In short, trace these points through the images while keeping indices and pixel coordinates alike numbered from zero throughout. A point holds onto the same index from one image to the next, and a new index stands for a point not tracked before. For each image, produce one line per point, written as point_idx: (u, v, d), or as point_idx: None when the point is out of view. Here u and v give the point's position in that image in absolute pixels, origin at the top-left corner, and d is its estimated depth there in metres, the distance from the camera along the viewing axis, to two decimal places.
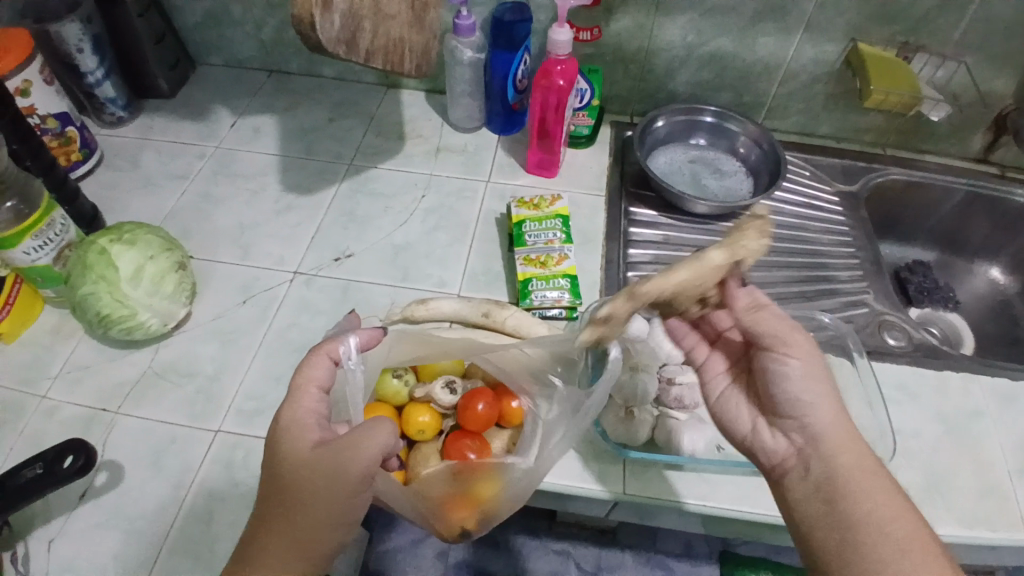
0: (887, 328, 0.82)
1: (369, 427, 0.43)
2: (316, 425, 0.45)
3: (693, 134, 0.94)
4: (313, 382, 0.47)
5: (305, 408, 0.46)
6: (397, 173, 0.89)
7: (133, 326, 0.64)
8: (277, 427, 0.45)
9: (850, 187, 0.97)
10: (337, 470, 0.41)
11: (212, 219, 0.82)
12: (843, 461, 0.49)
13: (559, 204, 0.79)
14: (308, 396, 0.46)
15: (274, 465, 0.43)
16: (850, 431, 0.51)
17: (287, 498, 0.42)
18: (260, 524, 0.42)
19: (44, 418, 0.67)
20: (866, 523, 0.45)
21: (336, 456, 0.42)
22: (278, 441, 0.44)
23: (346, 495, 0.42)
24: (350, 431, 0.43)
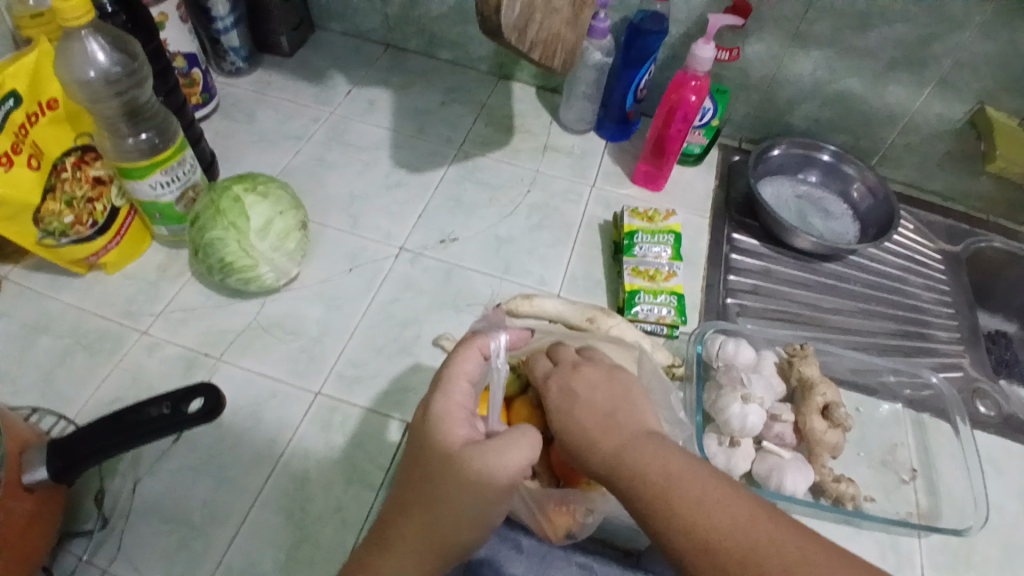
0: (981, 396, 0.80)
1: (517, 435, 0.43)
2: (464, 421, 0.44)
3: (805, 170, 0.93)
4: (464, 375, 0.46)
5: (454, 401, 0.45)
6: (505, 166, 0.88)
7: (252, 277, 0.65)
8: (427, 416, 0.44)
9: (953, 248, 0.95)
10: (484, 475, 0.41)
11: (324, 184, 0.83)
12: (646, 474, 0.42)
13: (673, 220, 0.77)
14: (459, 389, 0.45)
15: (422, 454, 0.43)
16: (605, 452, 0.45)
17: (429, 490, 0.41)
18: (399, 509, 0.42)
19: (146, 352, 0.68)
20: (685, 494, 0.40)
21: (485, 457, 0.41)
22: (426, 431, 0.44)
23: (488, 498, 0.41)
24: (500, 436, 0.43)
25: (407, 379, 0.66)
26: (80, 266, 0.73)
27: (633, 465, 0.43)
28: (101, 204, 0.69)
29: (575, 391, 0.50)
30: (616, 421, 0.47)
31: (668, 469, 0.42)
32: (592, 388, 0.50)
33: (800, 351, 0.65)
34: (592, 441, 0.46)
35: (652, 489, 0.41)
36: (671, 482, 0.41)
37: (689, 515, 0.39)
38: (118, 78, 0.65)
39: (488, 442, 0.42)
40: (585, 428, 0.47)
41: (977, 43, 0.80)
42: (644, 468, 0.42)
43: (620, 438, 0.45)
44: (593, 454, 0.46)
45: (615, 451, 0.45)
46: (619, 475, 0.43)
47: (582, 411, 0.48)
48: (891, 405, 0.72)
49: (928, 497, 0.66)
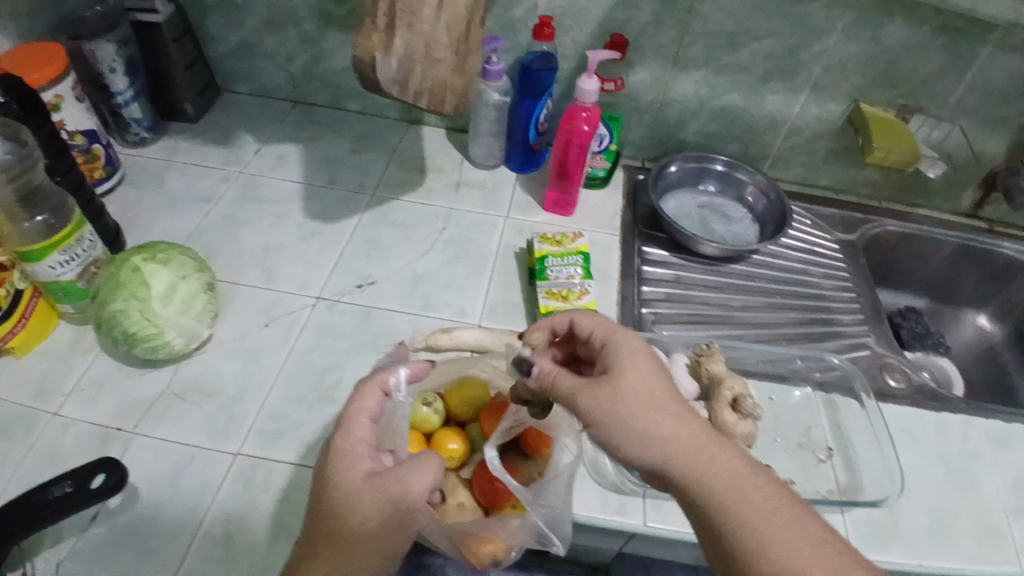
0: (889, 370, 0.85)
1: (418, 461, 0.44)
2: (366, 454, 0.46)
3: (703, 180, 0.99)
4: (365, 412, 0.47)
5: (357, 438, 0.46)
6: (417, 205, 0.91)
7: (159, 344, 0.64)
8: (331, 454, 0.45)
9: (848, 237, 1.02)
10: (387, 503, 0.42)
11: (238, 241, 0.83)
12: (726, 476, 0.45)
13: (581, 241, 0.81)
14: (360, 426, 0.47)
15: (323, 490, 0.44)
16: (686, 440, 0.47)
17: (331, 528, 0.43)
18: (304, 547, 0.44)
19: (58, 433, 0.66)
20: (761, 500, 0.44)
21: (383, 491, 0.43)
22: (328, 469, 0.45)
23: (393, 525, 0.43)
24: (402, 465, 0.44)
25: (331, 426, 0.66)
26: None
27: (693, 466, 0.46)
28: (4, 288, 0.68)
29: (619, 380, 0.50)
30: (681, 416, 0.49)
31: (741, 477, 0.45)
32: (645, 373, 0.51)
33: (706, 351, 0.69)
34: (651, 432, 0.47)
35: (715, 490, 0.45)
36: (739, 484, 0.45)
37: (745, 516, 0.43)
38: (9, 165, 0.64)
39: (390, 471, 0.44)
40: (642, 405, 0.48)
41: (839, 46, 0.87)
42: (724, 471, 0.45)
43: (678, 436, 0.47)
44: (649, 445, 0.47)
45: (675, 446, 0.47)
46: (677, 468, 0.46)
47: (632, 397, 0.49)
48: (802, 389, 0.77)
49: (846, 473, 0.70)
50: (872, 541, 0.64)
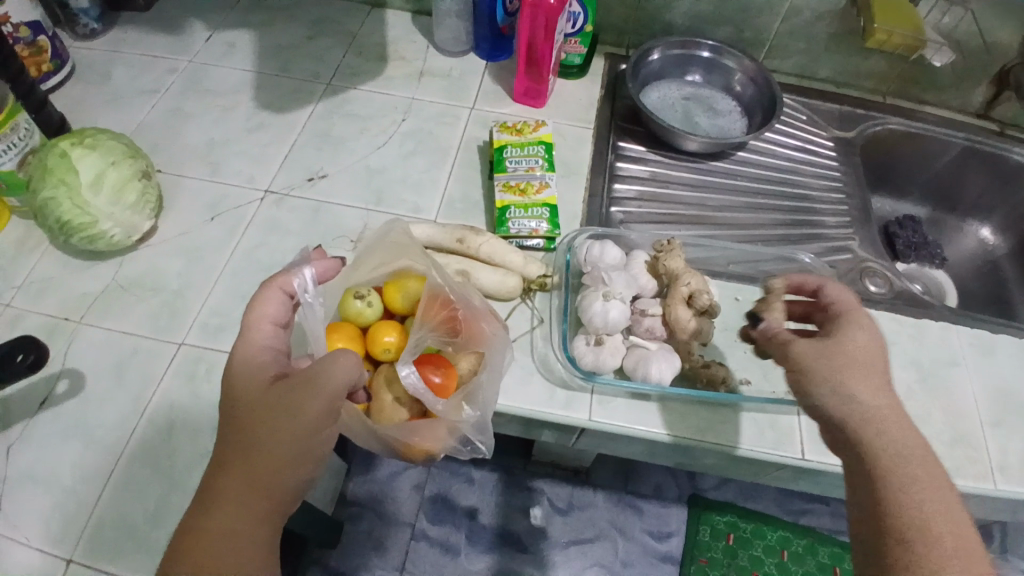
0: (869, 274, 0.81)
1: (331, 357, 0.45)
2: (271, 360, 0.47)
3: (687, 70, 0.91)
4: (265, 318, 0.49)
5: (259, 344, 0.47)
6: (376, 95, 0.85)
7: (95, 235, 0.62)
8: (235, 363, 0.46)
9: (846, 133, 0.94)
10: (295, 408, 0.43)
11: (184, 134, 0.79)
12: (902, 448, 0.45)
13: (543, 130, 0.75)
14: (260, 332, 0.48)
15: (231, 401, 0.45)
16: (886, 407, 0.47)
17: (244, 437, 0.43)
18: (219, 464, 0.43)
19: (6, 326, 0.65)
20: (927, 482, 0.43)
21: (294, 390, 0.43)
22: (235, 378, 0.46)
23: (305, 430, 0.43)
24: (312, 364, 0.45)
25: None
26: None
27: (887, 435, 0.46)
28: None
29: (849, 330, 0.52)
30: (876, 386, 0.49)
31: (912, 455, 0.45)
32: (863, 339, 0.51)
33: (666, 247, 0.65)
34: (861, 390, 0.48)
35: (905, 461, 0.44)
36: (912, 462, 0.44)
37: (926, 499, 0.43)
38: None
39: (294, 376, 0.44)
40: (850, 365, 0.49)
41: None
42: (902, 444, 0.45)
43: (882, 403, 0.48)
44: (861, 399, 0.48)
45: (882, 415, 0.47)
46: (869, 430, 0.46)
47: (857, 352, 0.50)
48: None
49: None
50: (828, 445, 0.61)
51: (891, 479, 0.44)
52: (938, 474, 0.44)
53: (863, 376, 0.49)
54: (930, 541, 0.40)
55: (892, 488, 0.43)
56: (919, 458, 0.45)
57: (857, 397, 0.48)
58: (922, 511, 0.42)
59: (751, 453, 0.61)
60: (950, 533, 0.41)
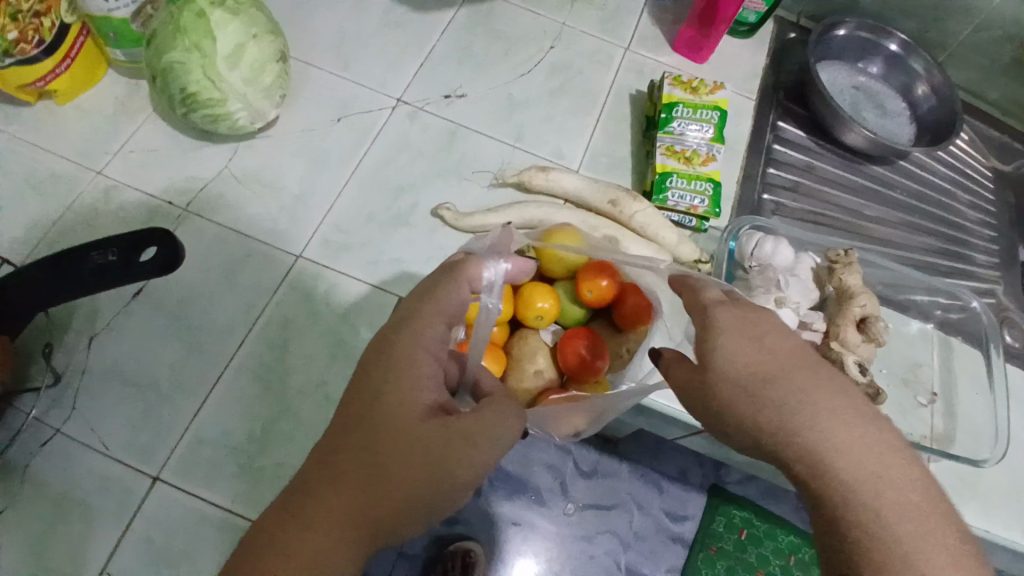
0: (1009, 324, 0.74)
1: (501, 415, 0.38)
2: (433, 374, 0.38)
3: (867, 58, 0.83)
4: (442, 315, 0.40)
5: (427, 346, 0.39)
6: (526, 14, 0.75)
7: (220, 115, 0.55)
8: (392, 361, 0.37)
9: (1005, 167, 0.85)
10: (449, 463, 0.35)
11: (310, 16, 0.69)
12: (850, 466, 0.33)
13: (719, 95, 0.66)
14: (434, 330, 0.39)
15: (375, 406, 0.36)
16: (821, 422, 0.35)
17: (376, 463, 0.34)
18: (328, 477, 0.34)
19: (100, 198, 0.59)
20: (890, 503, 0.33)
21: (456, 439, 0.36)
22: (387, 377, 0.37)
23: (445, 490, 0.35)
24: (479, 415, 0.37)
25: (400, 248, 0.59)
26: (28, 93, 0.61)
27: (837, 455, 0.34)
28: (49, 20, 0.56)
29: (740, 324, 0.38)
30: (749, 387, 0.36)
31: (880, 479, 0.33)
32: (742, 343, 0.37)
33: (844, 258, 0.59)
34: (784, 414, 0.35)
35: (862, 484, 0.33)
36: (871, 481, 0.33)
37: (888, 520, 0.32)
38: None
39: (465, 420, 0.36)
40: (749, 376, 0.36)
41: None
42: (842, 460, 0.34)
43: (872, 443, 0.34)
44: (804, 437, 0.34)
45: (811, 434, 0.34)
46: (852, 494, 0.33)
47: (755, 351, 0.37)
48: (921, 324, 0.67)
49: (944, 420, 0.63)
50: (945, 494, 0.58)
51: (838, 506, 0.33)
52: (909, 488, 0.33)
53: (748, 378, 0.36)
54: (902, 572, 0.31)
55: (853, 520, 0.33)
56: (872, 474, 0.33)
57: (768, 419, 0.35)
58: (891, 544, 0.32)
59: None
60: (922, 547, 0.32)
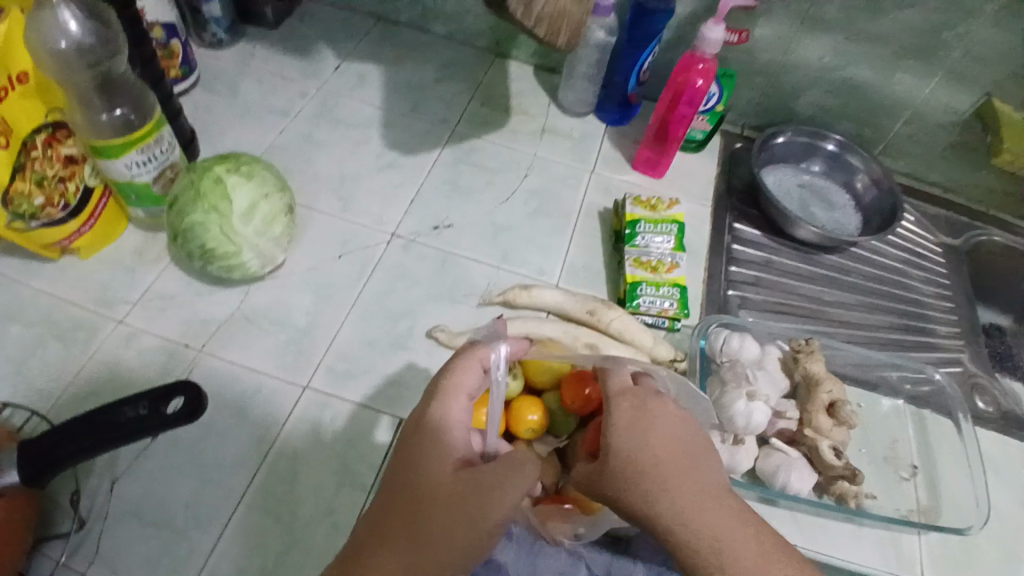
0: (979, 391, 0.79)
1: (516, 466, 0.43)
2: (461, 439, 0.46)
3: (808, 158, 0.93)
4: (463, 388, 0.48)
5: (454, 417, 0.47)
6: (501, 149, 0.85)
7: (234, 265, 0.62)
8: (424, 433, 0.45)
9: (953, 241, 0.93)
10: (472, 510, 0.41)
11: (313, 165, 0.79)
12: (716, 532, 0.42)
13: (676, 209, 0.75)
14: (458, 404, 0.47)
15: (412, 472, 0.44)
16: (689, 495, 0.43)
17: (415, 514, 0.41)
18: (379, 534, 0.41)
19: (120, 344, 0.64)
20: (747, 562, 0.41)
21: (481, 487, 0.42)
22: (421, 447, 0.45)
23: (479, 537, 0.41)
24: (497, 466, 0.43)
25: (400, 371, 0.64)
26: (52, 251, 0.68)
27: (704, 526, 0.42)
28: (73, 184, 0.63)
29: (632, 420, 0.46)
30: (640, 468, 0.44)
31: (738, 542, 0.42)
32: (636, 434, 0.45)
33: (806, 347, 0.64)
34: (665, 491, 0.43)
35: (726, 551, 0.41)
36: (734, 545, 0.41)
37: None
38: (89, 48, 0.58)
39: (484, 471, 0.43)
40: (640, 460, 0.44)
41: (988, 29, 0.78)
42: (711, 531, 0.42)
43: (732, 517, 0.42)
44: (678, 514, 0.42)
45: (686, 506, 0.42)
46: (718, 559, 0.41)
47: (645, 440, 0.45)
48: (892, 401, 0.71)
49: (928, 494, 0.65)
50: (945, 569, 0.60)
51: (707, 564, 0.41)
52: (760, 546, 0.42)
53: (640, 458, 0.44)
54: None
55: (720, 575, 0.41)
56: (729, 536, 0.42)
57: (654, 498, 0.43)
58: None
59: (876, 573, 0.58)
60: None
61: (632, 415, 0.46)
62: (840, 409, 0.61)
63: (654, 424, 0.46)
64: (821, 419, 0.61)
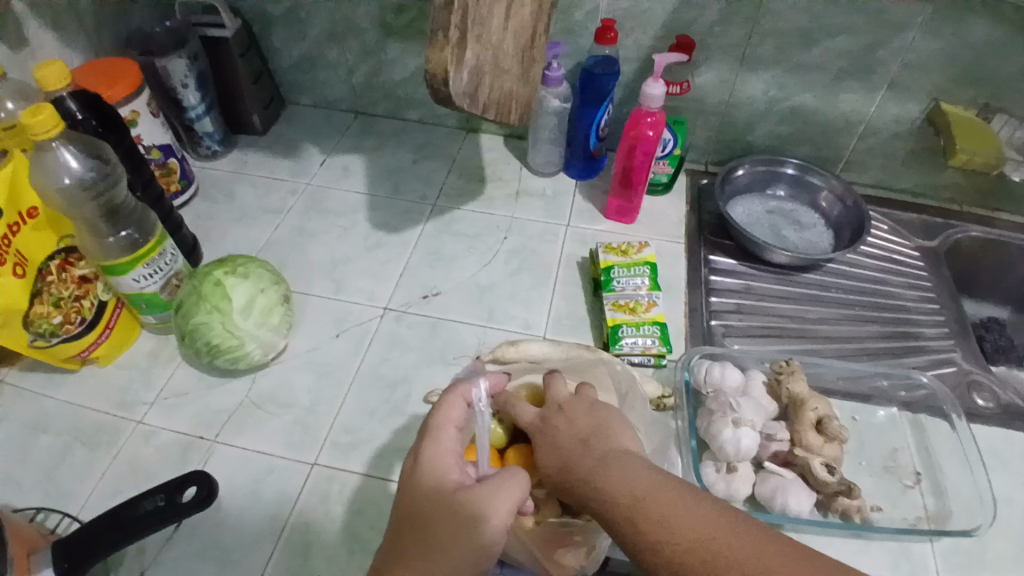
0: (977, 388, 0.79)
1: (505, 480, 0.47)
2: (454, 465, 0.49)
3: (773, 185, 0.97)
4: (452, 422, 0.51)
5: (444, 447, 0.50)
6: (480, 216, 0.91)
7: (239, 356, 0.67)
8: (421, 464, 0.49)
9: (929, 244, 0.95)
10: (472, 523, 0.44)
11: (307, 254, 0.85)
12: (619, 486, 0.46)
13: (647, 251, 0.79)
14: (447, 436, 0.50)
15: (416, 501, 0.47)
16: (590, 466, 0.49)
17: (422, 536, 0.44)
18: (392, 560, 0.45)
19: (139, 444, 0.68)
20: (652, 509, 0.44)
21: (479, 499, 0.45)
22: (420, 479, 0.48)
23: (483, 547, 0.44)
24: (490, 482, 0.47)
25: (401, 437, 0.67)
26: (72, 363, 0.73)
27: (608, 485, 0.47)
28: (88, 300, 0.70)
29: (543, 432, 0.54)
30: (555, 463, 0.51)
31: (639, 490, 0.45)
32: (547, 441, 0.53)
33: (787, 368, 0.67)
34: (575, 471, 0.49)
35: (630, 501, 0.45)
36: (633, 498, 0.45)
37: (662, 522, 0.43)
38: (92, 182, 0.65)
39: (481, 487, 0.46)
40: (552, 459, 0.52)
41: (921, 39, 0.82)
42: (615, 492, 0.46)
43: (632, 474, 0.47)
44: (589, 486, 0.48)
45: (591, 475, 0.48)
46: (624, 509, 0.45)
47: (556, 441, 0.53)
48: (887, 410, 0.72)
49: (935, 499, 0.65)
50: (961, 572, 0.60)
51: (618, 522, 0.45)
52: (664, 491, 0.44)
53: (554, 452, 0.52)
54: (668, 551, 0.42)
55: (631, 527, 0.44)
56: (627, 485, 0.46)
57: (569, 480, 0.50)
58: (660, 534, 0.42)
59: None
60: (675, 521, 0.43)
61: (543, 429, 0.54)
62: (828, 426, 0.63)
63: (560, 426, 0.53)
64: (812, 438, 0.63)
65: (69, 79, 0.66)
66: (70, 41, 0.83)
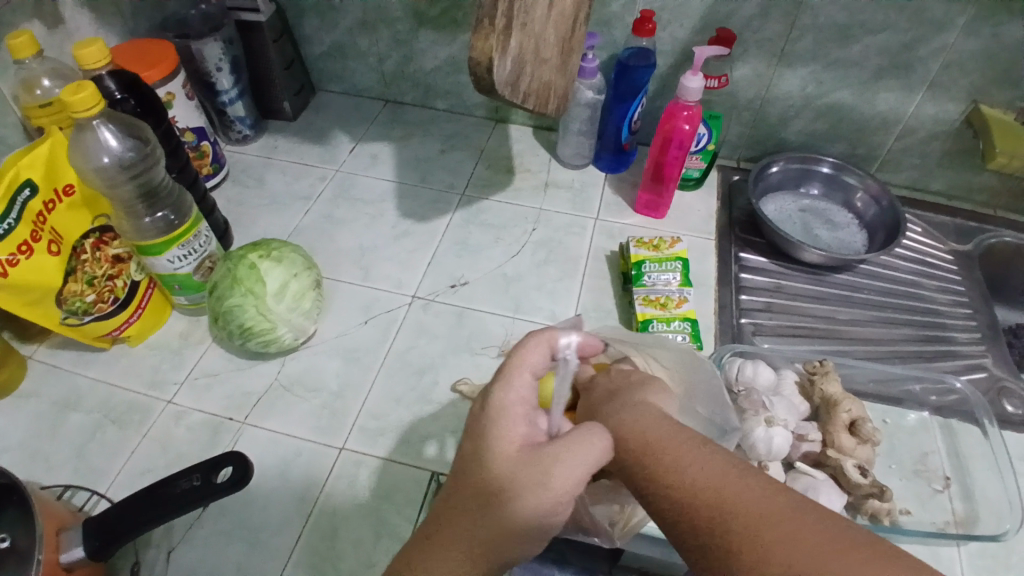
0: (1008, 395, 0.78)
1: (577, 443, 0.40)
2: (521, 417, 0.43)
3: (806, 183, 0.96)
4: (529, 366, 0.45)
5: (516, 395, 0.44)
6: (507, 207, 0.90)
7: (271, 339, 0.67)
8: (488, 409, 0.43)
9: (963, 247, 0.93)
10: (534, 485, 0.39)
11: (335, 240, 0.85)
12: (629, 427, 0.41)
13: (678, 247, 0.78)
14: (521, 380, 0.45)
15: (475, 450, 0.42)
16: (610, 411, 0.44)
17: (477, 494, 0.40)
18: (445, 510, 0.41)
19: (170, 423, 0.69)
20: (662, 453, 0.39)
21: (540, 464, 0.40)
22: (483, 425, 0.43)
23: (543, 512, 0.40)
24: (559, 444, 0.40)
25: (427, 425, 0.67)
26: (104, 341, 0.74)
27: (620, 426, 0.42)
28: (121, 280, 0.70)
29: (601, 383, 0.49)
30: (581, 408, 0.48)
31: (654, 434, 0.40)
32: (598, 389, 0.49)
33: (820, 368, 0.66)
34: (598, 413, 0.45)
35: (640, 445, 0.40)
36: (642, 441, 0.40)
37: (674, 468, 0.38)
38: (131, 163, 0.66)
39: (548, 447, 0.40)
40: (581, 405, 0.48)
41: (961, 41, 0.80)
42: (624, 435, 0.41)
43: (647, 417, 0.42)
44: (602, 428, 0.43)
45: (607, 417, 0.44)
46: (632, 453, 0.40)
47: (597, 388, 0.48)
48: (917, 413, 0.71)
49: (963, 502, 0.64)
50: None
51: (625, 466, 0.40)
52: (683, 439, 0.39)
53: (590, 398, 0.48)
54: (673, 497, 0.37)
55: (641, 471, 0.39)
56: (640, 426, 0.41)
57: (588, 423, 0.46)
58: (670, 480, 0.37)
59: None
60: (683, 466, 0.38)
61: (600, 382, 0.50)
62: (862, 427, 0.62)
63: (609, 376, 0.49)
64: (846, 440, 0.62)
65: (108, 58, 0.66)
66: (107, 22, 0.83)
